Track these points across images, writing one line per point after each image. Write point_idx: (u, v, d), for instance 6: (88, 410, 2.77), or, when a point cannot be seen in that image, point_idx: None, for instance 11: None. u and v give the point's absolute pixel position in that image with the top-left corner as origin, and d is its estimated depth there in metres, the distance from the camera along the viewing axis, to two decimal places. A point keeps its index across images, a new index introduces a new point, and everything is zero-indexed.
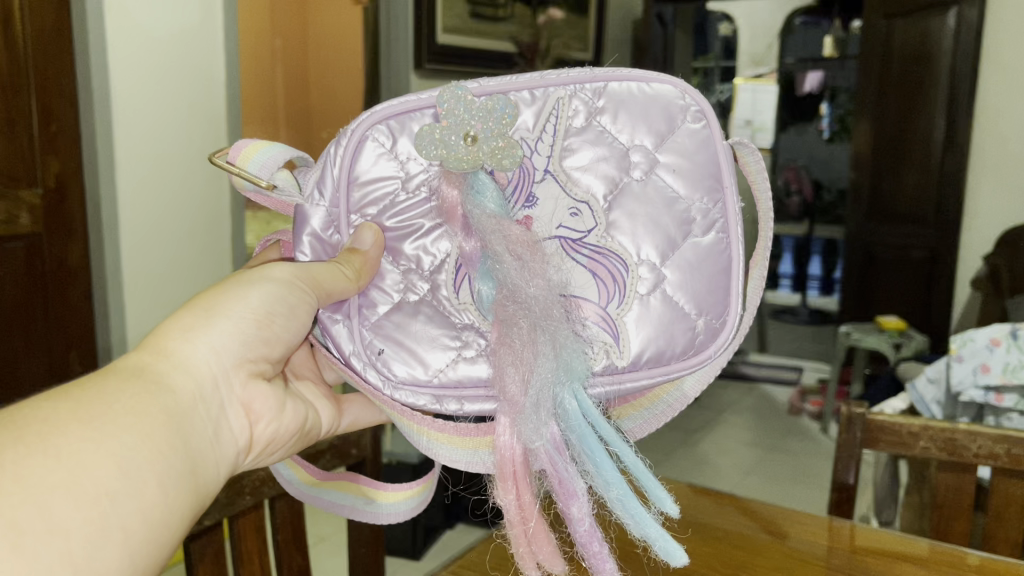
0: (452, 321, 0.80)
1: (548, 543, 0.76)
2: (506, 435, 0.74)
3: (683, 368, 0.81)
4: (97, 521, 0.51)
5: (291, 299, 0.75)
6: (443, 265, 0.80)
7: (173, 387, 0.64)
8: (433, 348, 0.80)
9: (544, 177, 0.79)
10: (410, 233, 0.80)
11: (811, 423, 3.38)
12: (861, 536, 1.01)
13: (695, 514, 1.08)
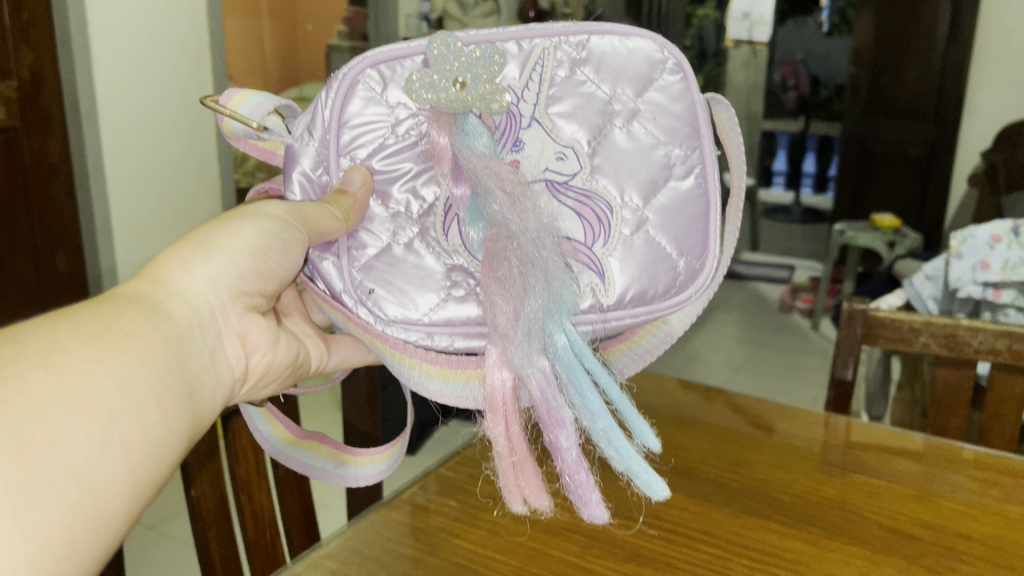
0: (442, 262, 0.78)
1: (535, 477, 0.72)
2: (495, 367, 0.72)
3: (665, 308, 0.80)
4: (98, 436, 0.49)
5: (286, 236, 0.71)
6: (432, 210, 0.78)
7: (171, 313, 0.61)
8: (423, 287, 0.77)
9: (531, 124, 0.78)
10: (398, 177, 0.77)
11: (802, 321, 3.41)
12: (857, 431, 1.01)
13: (690, 411, 1.07)
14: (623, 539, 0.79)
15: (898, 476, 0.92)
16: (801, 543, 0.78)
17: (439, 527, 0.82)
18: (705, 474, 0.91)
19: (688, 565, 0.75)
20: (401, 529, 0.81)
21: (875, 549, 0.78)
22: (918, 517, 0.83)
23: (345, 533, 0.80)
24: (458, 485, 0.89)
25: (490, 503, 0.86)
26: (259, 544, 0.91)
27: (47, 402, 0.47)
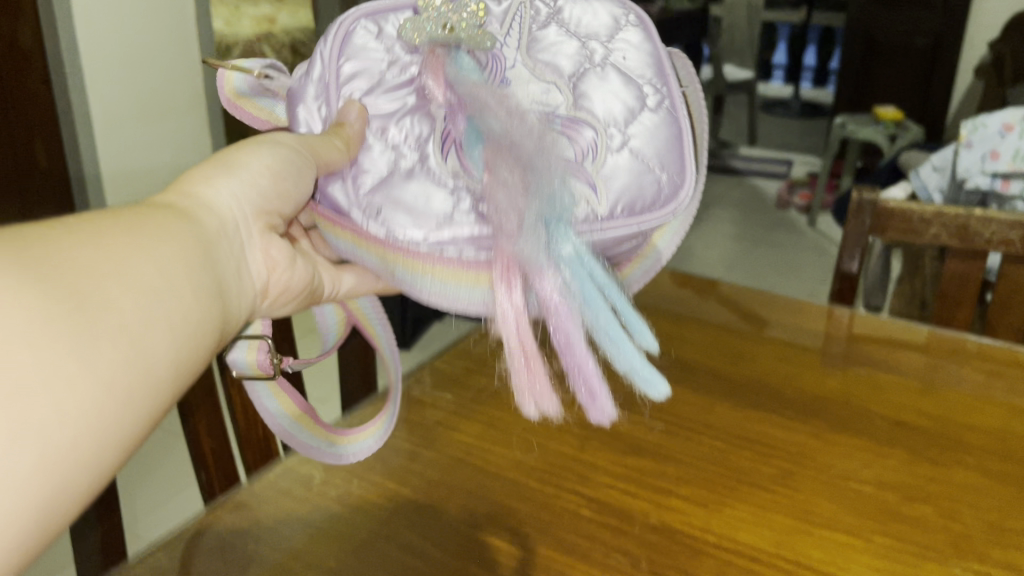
0: (440, 182, 0.66)
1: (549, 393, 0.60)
2: (503, 272, 0.60)
3: (653, 219, 0.68)
4: (146, 311, 0.41)
5: (298, 161, 0.60)
6: (429, 139, 0.67)
7: (196, 220, 0.52)
8: (425, 206, 0.65)
9: (515, 65, 0.70)
10: (396, 114, 0.68)
11: (797, 217, 3.37)
12: (861, 325, 0.99)
13: (689, 303, 1.05)
14: (623, 433, 0.77)
15: (902, 369, 0.90)
16: (806, 437, 0.77)
17: (435, 422, 0.80)
18: (706, 368, 0.89)
19: (690, 459, 0.74)
20: (396, 423, 0.79)
21: (881, 441, 0.76)
22: (923, 408, 0.82)
23: (338, 429, 0.78)
24: (453, 379, 0.87)
25: (488, 396, 0.84)
26: (252, 440, 0.89)
27: (90, 272, 0.39)
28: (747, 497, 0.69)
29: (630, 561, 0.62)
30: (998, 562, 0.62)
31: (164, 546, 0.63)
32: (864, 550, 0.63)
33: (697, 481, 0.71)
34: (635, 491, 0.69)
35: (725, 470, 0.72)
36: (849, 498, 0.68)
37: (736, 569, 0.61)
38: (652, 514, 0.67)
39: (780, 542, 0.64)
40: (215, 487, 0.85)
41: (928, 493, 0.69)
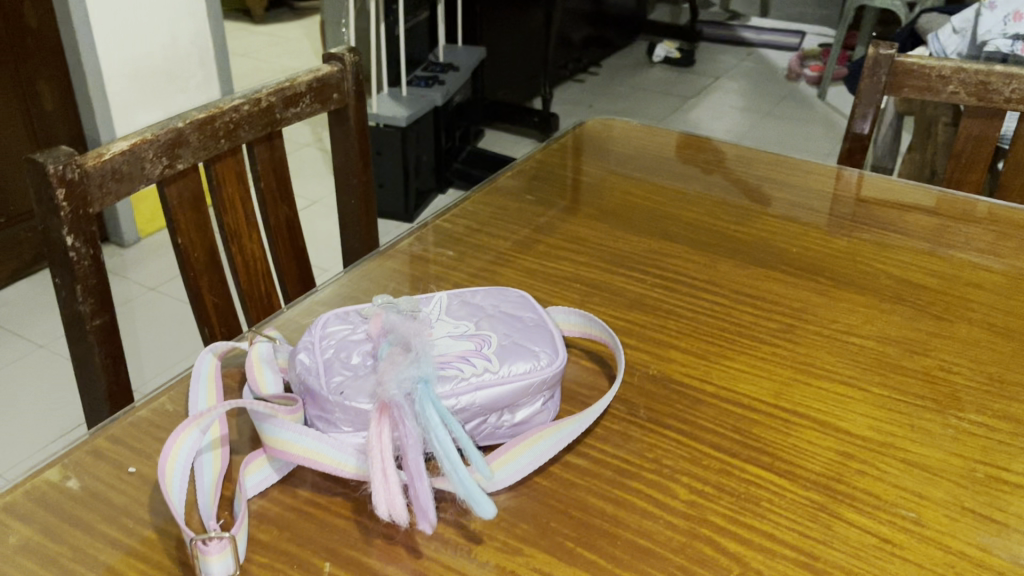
0: (343, 380, 0.57)
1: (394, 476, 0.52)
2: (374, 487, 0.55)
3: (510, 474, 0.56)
4: None
5: None
6: (338, 373, 0.58)
7: None
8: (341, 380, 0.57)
9: (437, 319, 0.63)
10: (321, 352, 0.60)
11: (807, 89, 3.29)
12: (869, 186, 0.97)
13: (696, 164, 1.02)
14: (625, 288, 0.77)
15: (907, 229, 0.88)
16: (809, 293, 0.76)
17: (436, 277, 0.79)
18: (710, 227, 0.88)
19: (692, 314, 0.73)
20: (396, 278, 0.79)
21: (884, 299, 0.76)
22: (928, 268, 0.81)
23: (340, 282, 0.78)
24: (454, 235, 0.86)
25: (489, 253, 0.83)
26: (254, 296, 0.89)
27: None
28: (746, 349, 0.69)
29: (629, 408, 0.62)
30: (994, 412, 0.63)
31: (168, 391, 0.63)
32: (862, 400, 0.63)
33: (698, 334, 0.71)
34: (636, 342, 0.69)
35: (726, 324, 0.72)
36: (850, 352, 0.69)
37: (735, 417, 0.62)
38: (652, 364, 0.67)
39: (779, 392, 0.64)
40: (219, 340, 0.86)
41: (929, 347, 0.69)
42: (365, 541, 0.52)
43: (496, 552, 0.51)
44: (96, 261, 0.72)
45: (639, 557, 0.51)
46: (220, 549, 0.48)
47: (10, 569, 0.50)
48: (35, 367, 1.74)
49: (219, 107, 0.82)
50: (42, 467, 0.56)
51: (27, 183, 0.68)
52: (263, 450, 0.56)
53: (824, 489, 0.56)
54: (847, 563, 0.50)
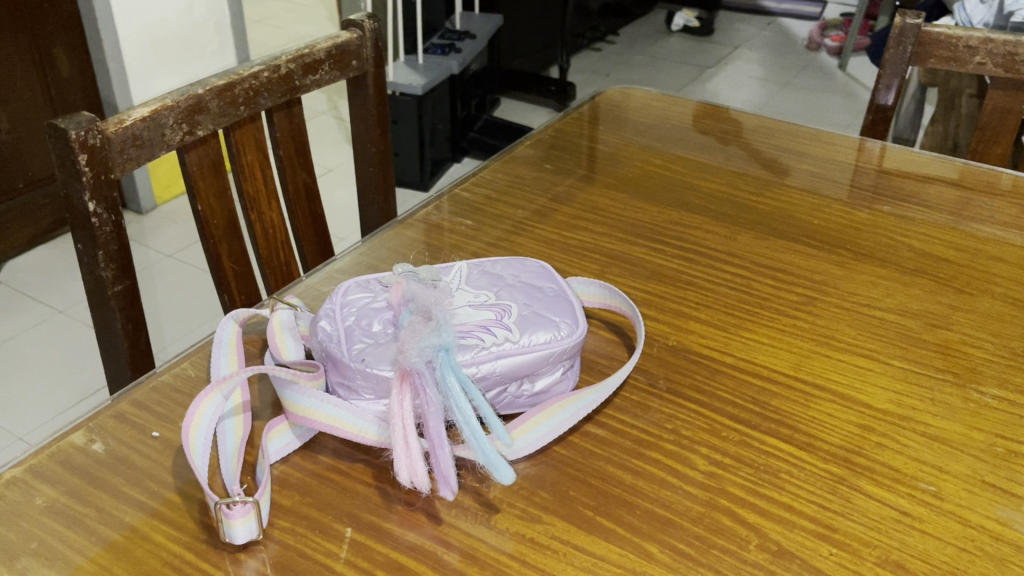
0: (364, 348, 0.57)
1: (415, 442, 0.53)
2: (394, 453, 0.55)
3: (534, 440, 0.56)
4: None
5: None
6: (359, 340, 0.58)
7: None
8: (361, 349, 0.57)
9: (458, 288, 0.63)
10: (341, 320, 0.60)
11: (827, 60, 3.25)
12: (891, 158, 0.96)
13: (717, 134, 1.01)
14: (644, 258, 0.76)
15: (929, 202, 0.88)
16: (830, 266, 0.76)
17: (454, 246, 0.79)
18: (730, 198, 0.87)
19: (711, 285, 0.73)
20: (415, 247, 0.79)
21: (906, 272, 0.75)
22: (951, 241, 0.80)
23: (359, 250, 0.78)
24: (473, 204, 0.85)
25: (508, 222, 0.83)
26: (273, 263, 0.89)
27: None
28: (765, 322, 0.69)
29: (648, 378, 0.62)
30: (1015, 387, 0.63)
31: (190, 357, 0.64)
32: (882, 373, 0.63)
33: (716, 306, 0.70)
34: (655, 313, 0.69)
35: (745, 296, 0.72)
36: (870, 325, 0.68)
37: (754, 389, 0.61)
38: (671, 335, 0.67)
39: (799, 365, 0.64)
40: (237, 307, 0.86)
41: (951, 321, 0.69)
42: (386, 507, 0.53)
43: (516, 519, 0.52)
44: (118, 227, 0.73)
45: (657, 527, 0.51)
46: (243, 513, 0.49)
47: (37, 529, 0.50)
48: (53, 332, 1.76)
49: (239, 73, 0.81)
50: (67, 429, 0.57)
51: (50, 148, 0.68)
52: (285, 416, 0.57)
53: (843, 462, 0.56)
54: (866, 535, 0.51)
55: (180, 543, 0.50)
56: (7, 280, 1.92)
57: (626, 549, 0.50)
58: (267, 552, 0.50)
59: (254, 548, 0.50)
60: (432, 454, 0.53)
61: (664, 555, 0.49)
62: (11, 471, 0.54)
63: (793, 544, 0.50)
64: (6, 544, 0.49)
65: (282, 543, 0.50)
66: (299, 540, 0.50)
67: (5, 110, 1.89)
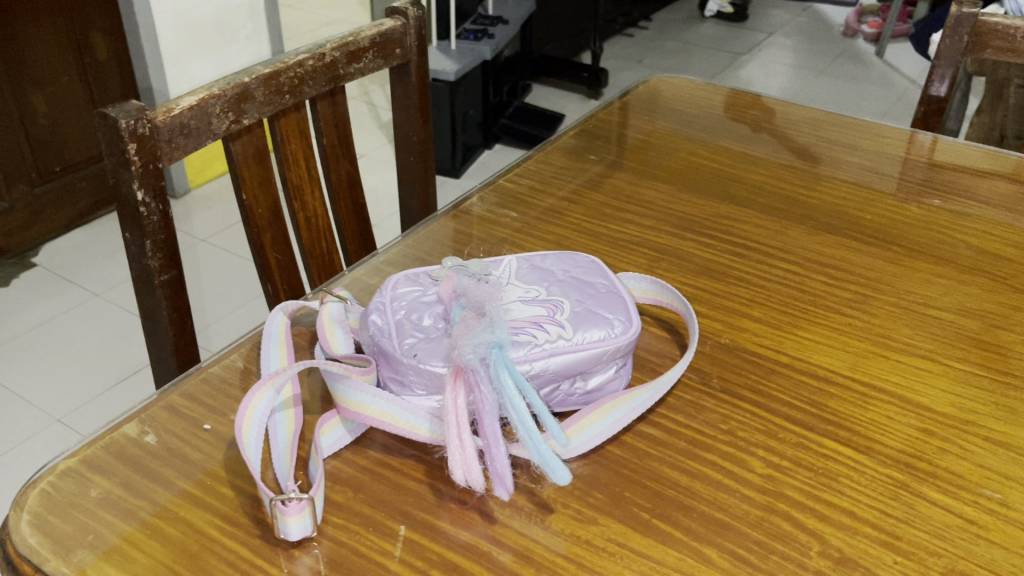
0: (413, 344, 0.57)
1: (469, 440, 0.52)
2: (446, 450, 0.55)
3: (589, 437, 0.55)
4: None
5: None
6: (409, 334, 0.58)
7: None
8: (411, 344, 0.57)
9: (507, 283, 0.62)
10: (389, 314, 0.59)
11: (864, 46, 3.20)
12: (943, 150, 0.93)
13: (763, 124, 0.99)
14: (694, 254, 0.75)
15: (984, 196, 0.85)
16: (884, 263, 0.74)
17: (500, 239, 0.78)
18: (780, 191, 0.86)
19: (762, 282, 0.72)
20: (461, 239, 0.78)
21: (964, 269, 0.73)
22: (1008, 238, 0.78)
23: (404, 243, 0.77)
24: (517, 196, 0.84)
25: (553, 214, 0.82)
26: (316, 253, 0.89)
27: None
28: (820, 321, 0.67)
29: (701, 377, 0.61)
30: None
31: (239, 349, 0.64)
32: (942, 375, 0.62)
33: (767, 303, 0.69)
34: (706, 310, 0.68)
35: (799, 294, 0.70)
36: (928, 325, 0.67)
37: (810, 389, 0.60)
38: (724, 333, 0.65)
39: (856, 366, 0.62)
40: (280, 297, 0.86)
41: (1010, 322, 0.67)
42: (438, 504, 0.52)
43: (570, 520, 0.51)
44: (165, 217, 0.72)
45: (715, 530, 0.50)
46: (298, 510, 0.49)
47: (93, 521, 0.50)
48: (91, 314, 1.77)
49: (285, 62, 0.80)
50: (120, 421, 0.57)
51: (99, 137, 0.68)
52: (337, 411, 0.56)
53: (904, 466, 0.54)
54: (931, 544, 0.50)
55: (235, 538, 0.50)
56: (45, 262, 1.93)
57: (684, 552, 0.49)
58: (321, 548, 0.49)
59: (309, 544, 0.50)
60: (487, 453, 0.52)
61: (723, 560, 0.49)
62: (65, 461, 0.54)
63: (856, 552, 0.49)
64: (62, 535, 0.50)
65: (335, 539, 0.50)
66: (352, 537, 0.50)
67: (43, 94, 1.90)
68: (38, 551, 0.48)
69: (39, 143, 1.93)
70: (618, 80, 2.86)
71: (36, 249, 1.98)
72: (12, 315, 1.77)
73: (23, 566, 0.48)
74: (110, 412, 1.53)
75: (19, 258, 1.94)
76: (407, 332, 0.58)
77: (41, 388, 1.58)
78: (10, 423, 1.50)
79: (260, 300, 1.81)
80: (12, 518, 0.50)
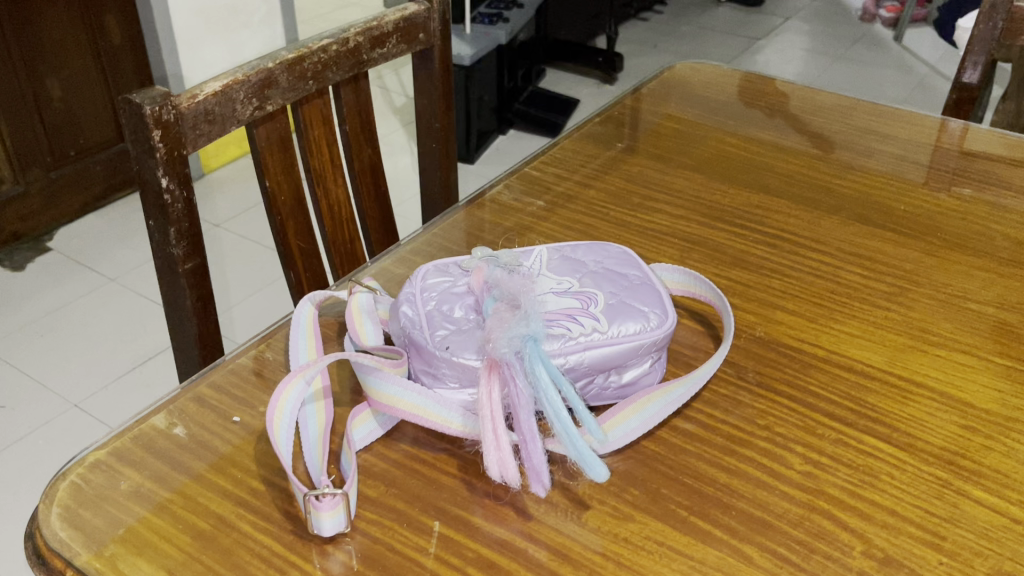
0: (444, 335, 0.56)
1: (505, 436, 0.51)
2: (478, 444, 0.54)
3: (625, 433, 0.54)
4: None
5: None
6: (439, 325, 0.57)
7: None
8: (442, 336, 0.56)
9: (539, 274, 0.61)
10: (419, 304, 0.58)
11: (883, 32, 3.16)
12: (974, 138, 0.91)
13: (791, 110, 0.98)
14: (725, 244, 0.74)
15: (1019, 186, 0.84)
16: (921, 255, 0.73)
17: (527, 228, 0.77)
18: (811, 180, 0.84)
19: (796, 274, 0.70)
20: (487, 228, 0.77)
21: (1002, 263, 0.72)
22: None
23: (430, 233, 0.76)
24: (544, 184, 0.83)
25: (581, 204, 0.80)
26: (338, 241, 0.88)
27: None
28: (858, 314, 0.66)
29: (737, 371, 0.60)
30: None
31: (266, 340, 0.63)
32: (983, 370, 0.61)
33: (803, 296, 0.68)
34: (740, 303, 0.67)
35: (835, 286, 0.69)
36: (968, 318, 0.65)
37: (848, 384, 0.59)
38: (759, 326, 0.64)
39: (895, 360, 0.61)
40: (303, 285, 0.85)
41: None
42: (471, 499, 0.51)
43: (607, 517, 0.50)
44: (189, 204, 0.71)
45: (756, 529, 0.49)
46: (331, 506, 0.48)
47: (124, 515, 0.50)
48: (107, 299, 1.77)
49: (309, 47, 0.79)
50: (148, 412, 0.56)
51: (123, 123, 0.67)
52: (368, 403, 0.55)
53: (946, 464, 0.53)
54: (977, 545, 0.49)
55: (267, 533, 0.49)
56: (59, 247, 1.93)
57: (725, 551, 0.48)
58: (355, 545, 0.48)
59: (341, 540, 0.49)
60: (522, 448, 0.51)
61: (765, 560, 0.48)
62: (94, 453, 0.53)
63: (900, 552, 0.48)
64: (93, 529, 0.49)
65: (369, 536, 0.49)
66: (386, 533, 0.49)
67: (57, 78, 1.89)
68: (69, 545, 0.48)
69: (53, 127, 1.92)
70: (633, 66, 2.83)
71: (50, 233, 1.97)
72: (28, 300, 1.77)
73: (54, 560, 0.48)
74: (128, 397, 1.53)
75: (34, 243, 1.93)
76: (438, 324, 0.57)
77: (57, 374, 1.58)
78: (27, 408, 1.50)
79: (280, 283, 1.82)
80: (41, 511, 0.50)
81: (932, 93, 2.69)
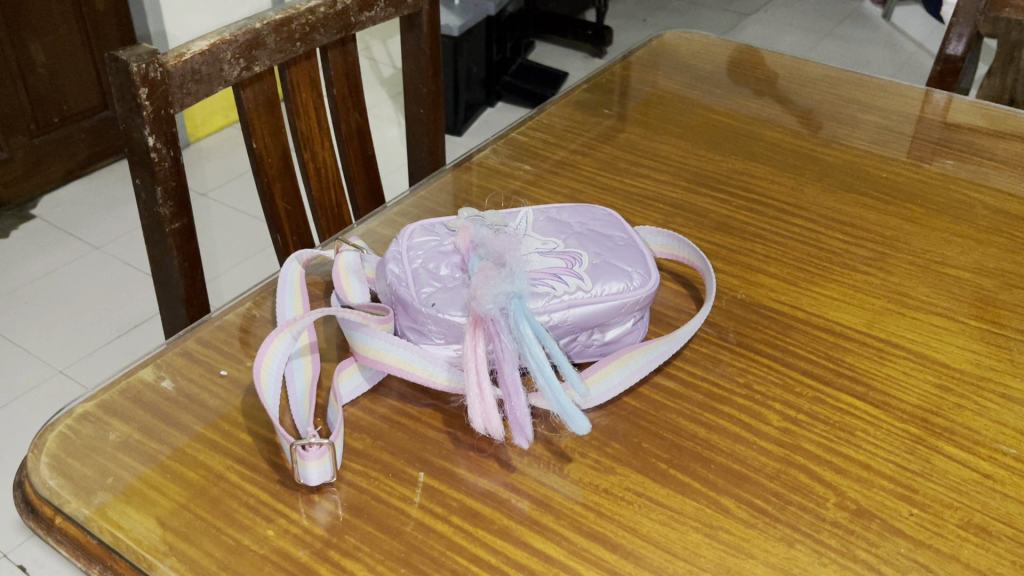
0: (424, 289, 0.56)
1: (487, 392, 0.52)
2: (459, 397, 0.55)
3: (610, 391, 0.55)
4: None
5: None
6: (420, 279, 0.57)
7: None
8: (422, 292, 0.56)
9: (525, 235, 0.62)
10: (402, 258, 0.58)
11: (871, 8, 3.15)
12: (957, 109, 0.92)
13: (781, 82, 0.98)
14: (713, 210, 0.75)
15: (1001, 156, 0.84)
16: (901, 221, 0.74)
17: (516, 193, 0.77)
18: (796, 149, 0.85)
19: (777, 239, 0.71)
20: (475, 192, 0.77)
21: (980, 230, 0.73)
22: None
23: (417, 195, 0.76)
24: (530, 149, 0.84)
25: (568, 170, 0.81)
26: (325, 205, 0.88)
27: None
28: (839, 277, 0.67)
29: (719, 331, 0.61)
30: None
31: (253, 298, 0.63)
32: (958, 333, 0.62)
33: (788, 261, 0.69)
34: (724, 266, 0.68)
35: (816, 251, 0.70)
36: (944, 284, 0.67)
37: (827, 344, 0.60)
38: (741, 289, 0.65)
39: (872, 322, 0.62)
40: (290, 248, 0.85)
41: None
42: (455, 451, 0.52)
43: (588, 469, 0.51)
44: (177, 163, 0.70)
45: (734, 482, 0.51)
46: (318, 456, 0.48)
47: (113, 465, 0.50)
48: (92, 266, 1.77)
49: (296, 8, 0.78)
50: (136, 365, 0.57)
51: (109, 81, 0.66)
52: (355, 358, 0.56)
53: (920, 422, 0.55)
54: (948, 498, 0.50)
55: (255, 482, 0.50)
56: (43, 214, 1.92)
57: (703, 502, 0.49)
58: (341, 494, 0.49)
59: (328, 489, 0.50)
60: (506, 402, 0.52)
61: (742, 512, 0.49)
62: (84, 405, 0.54)
63: (872, 504, 0.50)
64: (82, 477, 0.50)
65: (355, 486, 0.50)
66: (373, 484, 0.50)
67: (41, 43, 1.87)
68: (58, 493, 0.49)
69: (37, 93, 1.90)
70: (622, 39, 2.82)
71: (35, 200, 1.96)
72: (12, 267, 1.76)
73: (44, 508, 0.48)
74: (110, 364, 1.53)
75: (18, 210, 1.92)
76: (426, 282, 0.57)
77: (40, 341, 1.58)
78: (11, 373, 1.50)
79: (269, 251, 1.81)
80: (30, 459, 0.50)
81: (919, 71, 2.71)
